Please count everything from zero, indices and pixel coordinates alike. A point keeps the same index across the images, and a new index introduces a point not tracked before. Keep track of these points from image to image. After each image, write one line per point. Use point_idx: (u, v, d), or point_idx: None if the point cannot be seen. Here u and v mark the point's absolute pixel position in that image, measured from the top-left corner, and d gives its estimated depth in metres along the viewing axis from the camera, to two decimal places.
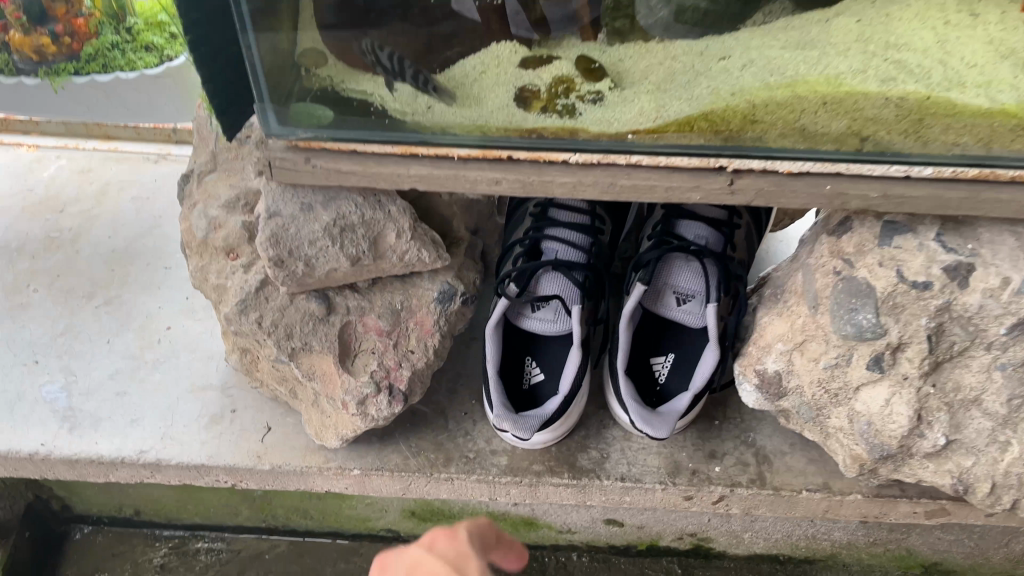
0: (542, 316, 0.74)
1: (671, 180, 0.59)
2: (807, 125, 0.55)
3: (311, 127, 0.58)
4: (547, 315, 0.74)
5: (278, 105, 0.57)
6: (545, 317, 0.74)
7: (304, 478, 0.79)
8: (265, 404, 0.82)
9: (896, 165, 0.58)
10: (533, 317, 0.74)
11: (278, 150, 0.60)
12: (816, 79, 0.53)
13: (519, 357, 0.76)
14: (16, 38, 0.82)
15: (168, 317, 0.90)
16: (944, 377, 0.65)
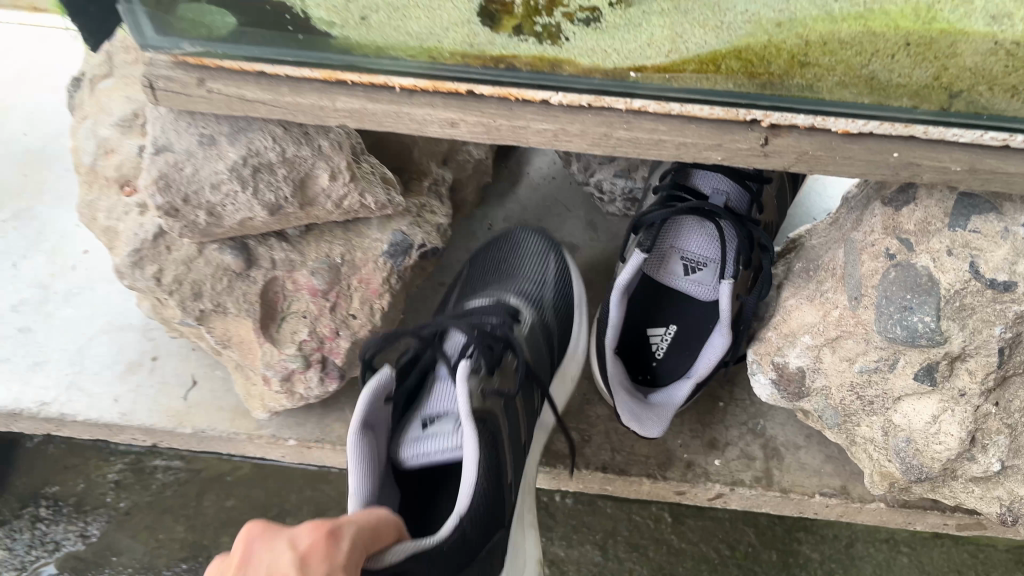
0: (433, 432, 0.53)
1: (687, 136, 0.44)
2: (879, 74, 0.40)
3: (197, 39, 0.43)
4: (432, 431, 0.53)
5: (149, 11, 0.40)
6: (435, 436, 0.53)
7: (234, 444, 0.68)
8: (193, 353, 0.70)
9: (992, 132, 0.43)
10: (422, 444, 0.53)
11: (161, 66, 0.44)
12: (901, 10, 0.37)
13: (421, 513, 0.54)
14: None
15: (86, 238, 0.76)
16: (1012, 393, 0.51)
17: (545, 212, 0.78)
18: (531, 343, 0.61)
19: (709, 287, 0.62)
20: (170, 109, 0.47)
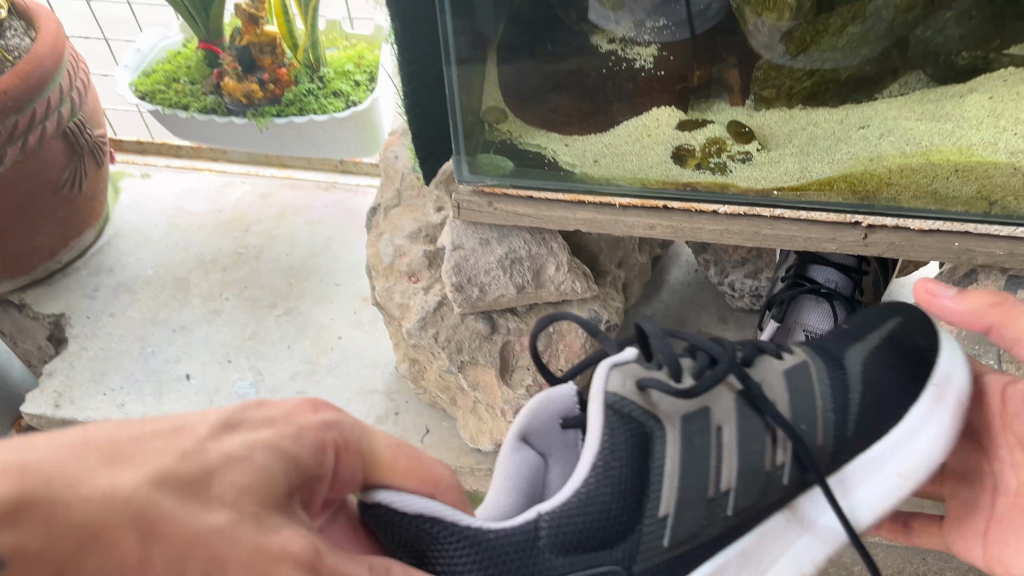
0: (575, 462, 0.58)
1: (810, 233, 0.69)
2: (938, 188, 0.63)
3: (496, 175, 0.71)
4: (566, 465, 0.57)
5: (471, 157, 0.70)
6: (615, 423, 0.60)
7: (457, 477, 0.89)
8: (424, 410, 0.93)
9: (1021, 228, 0.64)
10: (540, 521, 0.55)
11: (466, 194, 0.73)
12: (949, 149, 0.61)
13: None
14: (231, 84, 0.96)
15: (339, 327, 1.03)
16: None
17: (686, 308, 0.99)
18: (786, 378, 0.55)
19: None
20: (464, 222, 0.75)
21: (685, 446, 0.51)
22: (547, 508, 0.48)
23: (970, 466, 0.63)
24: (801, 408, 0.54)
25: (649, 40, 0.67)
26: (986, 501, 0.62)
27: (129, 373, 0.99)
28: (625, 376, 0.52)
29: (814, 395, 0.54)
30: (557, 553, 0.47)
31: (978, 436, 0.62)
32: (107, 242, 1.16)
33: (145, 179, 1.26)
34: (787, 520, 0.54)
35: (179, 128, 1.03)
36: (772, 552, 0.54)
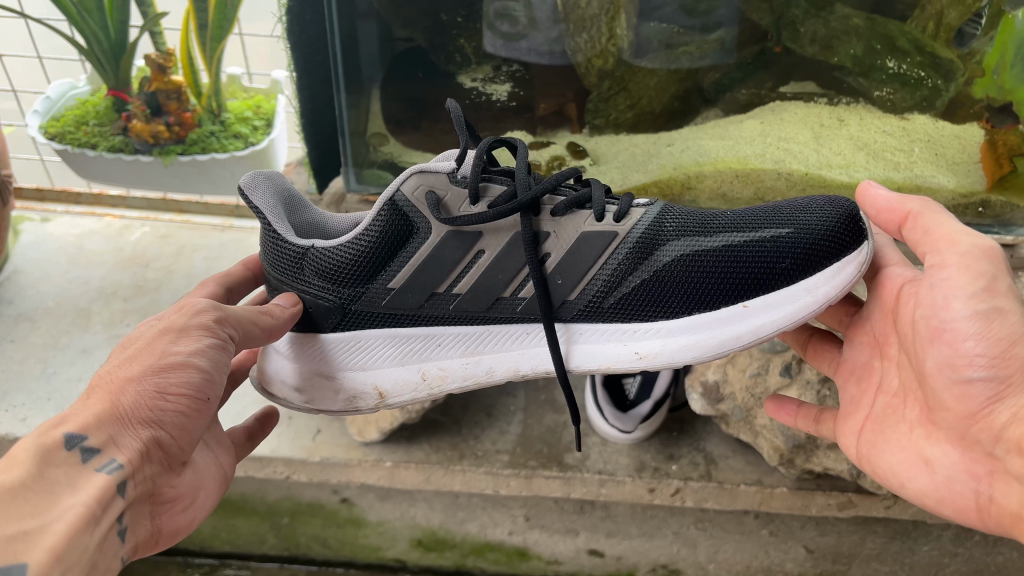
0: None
1: None
2: (726, 191, 0.83)
3: (379, 185, 0.92)
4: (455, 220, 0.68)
5: (357, 168, 0.91)
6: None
7: (345, 470, 0.99)
8: (316, 414, 1.03)
9: None
10: None
11: (353, 201, 0.92)
12: (729, 160, 0.82)
13: None
14: (139, 125, 1.07)
15: None
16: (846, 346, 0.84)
17: None
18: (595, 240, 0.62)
19: None
20: None
21: (435, 251, 0.63)
22: (319, 245, 0.63)
23: (863, 361, 0.68)
24: (566, 266, 0.62)
25: (504, 85, 0.85)
26: (868, 400, 0.66)
27: (30, 392, 1.03)
28: (419, 184, 0.62)
29: (593, 260, 0.62)
30: (324, 281, 0.64)
31: (877, 338, 0.66)
32: (8, 278, 1.22)
33: (46, 223, 1.33)
34: (530, 332, 0.64)
35: (87, 166, 1.14)
36: (494, 348, 0.64)
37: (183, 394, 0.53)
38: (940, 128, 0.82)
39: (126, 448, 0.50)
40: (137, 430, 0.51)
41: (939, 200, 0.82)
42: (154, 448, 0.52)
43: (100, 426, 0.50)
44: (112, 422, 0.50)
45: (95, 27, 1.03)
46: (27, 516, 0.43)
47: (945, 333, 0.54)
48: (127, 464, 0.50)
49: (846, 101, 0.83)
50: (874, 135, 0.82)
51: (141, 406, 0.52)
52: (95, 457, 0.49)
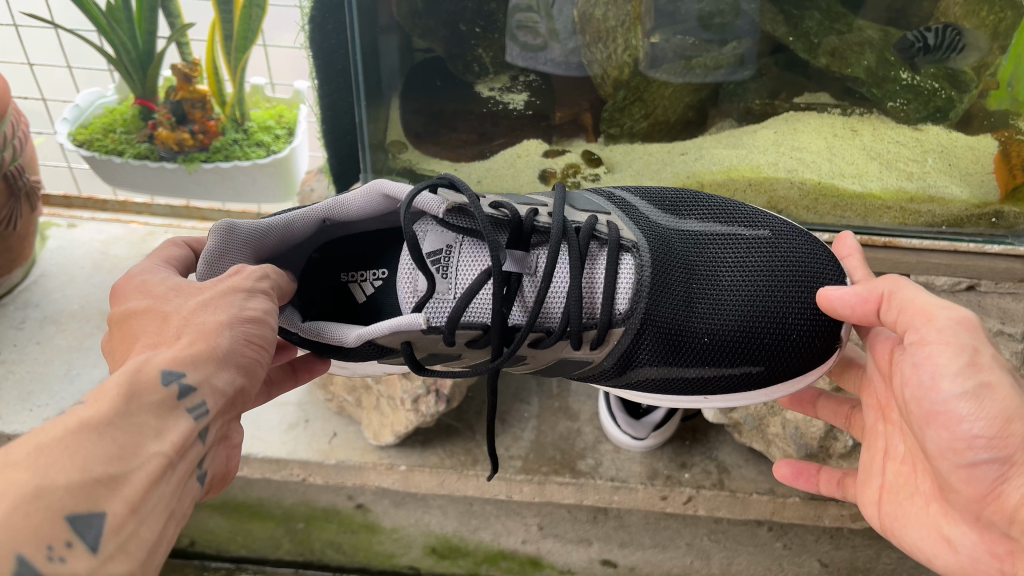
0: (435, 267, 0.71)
1: None
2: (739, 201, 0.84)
3: None
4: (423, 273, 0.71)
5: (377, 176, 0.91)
6: (465, 250, 0.72)
7: (360, 473, 1.00)
8: (333, 417, 1.05)
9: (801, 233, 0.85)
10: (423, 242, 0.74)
11: None
12: (743, 167, 0.83)
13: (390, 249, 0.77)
14: (166, 133, 1.11)
15: None
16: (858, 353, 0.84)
17: None
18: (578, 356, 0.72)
19: None
20: None
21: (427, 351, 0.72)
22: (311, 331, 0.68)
23: (869, 425, 0.69)
24: (552, 363, 0.74)
25: (521, 94, 0.87)
26: (879, 468, 0.67)
27: (54, 392, 1.06)
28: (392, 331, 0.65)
29: (577, 362, 0.73)
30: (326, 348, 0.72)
31: (881, 404, 0.68)
32: (34, 282, 1.24)
33: (72, 229, 1.36)
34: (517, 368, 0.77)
35: (113, 172, 1.17)
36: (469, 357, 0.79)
37: (261, 348, 0.55)
38: (956, 139, 0.81)
39: (215, 391, 0.50)
40: (227, 371, 0.52)
41: (953, 210, 0.83)
42: (236, 393, 0.53)
43: (198, 365, 0.49)
44: (210, 360, 0.50)
45: (124, 38, 1.07)
46: (113, 461, 0.42)
47: (940, 415, 0.52)
48: (214, 406, 0.50)
49: (860, 112, 0.84)
50: (887, 146, 0.83)
51: (234, 350, 0.53)
52: (190, 396, 0.48)
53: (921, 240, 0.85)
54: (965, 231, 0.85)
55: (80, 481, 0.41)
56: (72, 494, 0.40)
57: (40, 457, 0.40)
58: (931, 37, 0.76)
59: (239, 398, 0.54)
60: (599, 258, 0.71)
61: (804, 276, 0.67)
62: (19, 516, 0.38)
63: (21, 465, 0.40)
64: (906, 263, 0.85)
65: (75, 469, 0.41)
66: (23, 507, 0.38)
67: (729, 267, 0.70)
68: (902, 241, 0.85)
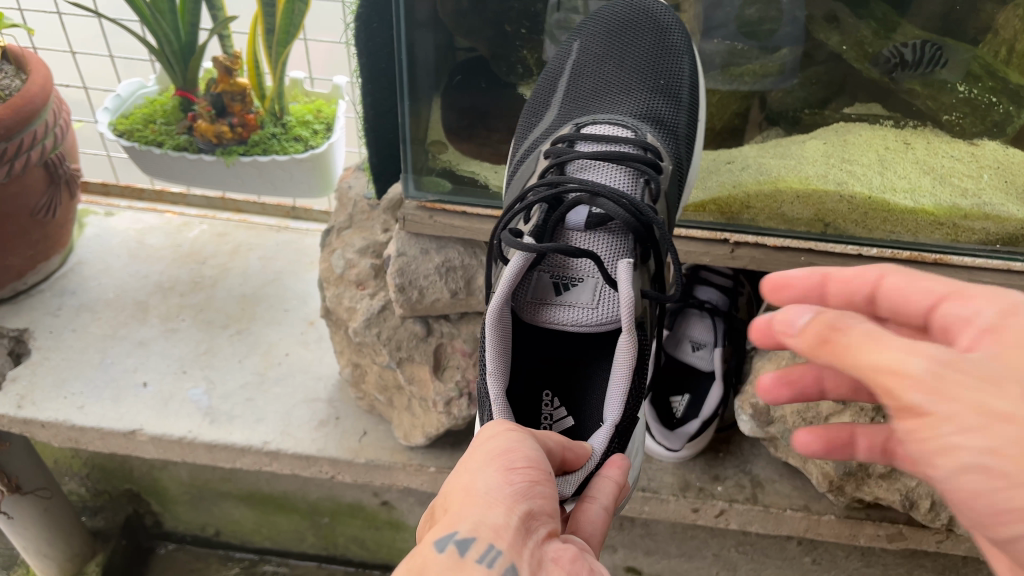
0: (572, 302, 0.70)
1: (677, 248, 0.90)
2: (786, 211, 0.82)
3: (437, 192, 0.91)
4: (584, 301, 0.70)
5: (416, 175, 0.91)
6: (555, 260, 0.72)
7: (389, 473, 1.00)
8: (362, 416, 1.05)
9: (849, 246, 0.85)
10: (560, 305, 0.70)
11: (412, 208, 0.92)
12: (791, 179, 0.79)
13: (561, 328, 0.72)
14: (205, 125, 1.10)
15: (286, 346, 1.15)
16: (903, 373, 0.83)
17: None
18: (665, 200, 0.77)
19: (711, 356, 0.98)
20: (407, 233, 0.94)
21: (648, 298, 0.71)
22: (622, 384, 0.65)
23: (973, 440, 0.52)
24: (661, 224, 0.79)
25: None
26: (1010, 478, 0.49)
27: (89, 380, 1.06)
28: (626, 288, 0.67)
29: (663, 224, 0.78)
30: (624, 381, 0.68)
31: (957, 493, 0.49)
32: (72, 268, 1.25)
33: (109, 217, 1.36)
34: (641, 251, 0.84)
35: (151, 163, 1.16)
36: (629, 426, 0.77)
37: (536, 473, 0.49)
38: (1011, 155, 0.77)
39: (496, 530, 0.45)
40: (508, 500, 0.46)
41: (1007, 228, 0.79)
42: (530, 518, 0.46)
43: (467, 518, 0.46)
44: (481, 505, 0.46)
45: (167, 28, 1.06)
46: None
47: (963, 468, 0.41)
48: (510, 542, 0.44)
49: (913, 124, 0.80)
50: (941, 160, 0.78)
51: (503, 487, 0.47)
52: (468, 551, 0.44)
53: (974, 258, 0.83)
54: (1018, 252, 0.82)
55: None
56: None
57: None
58: (908, 53, 0.74)
59: (541, 522, 0.47)
60: (593, 148, 0.78)
61: (631, 21, 0.86)
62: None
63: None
64: (957, 282, 0.84)
65: None
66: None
67: (601, 67, 0.86)
68: (952, 258, 0.83)
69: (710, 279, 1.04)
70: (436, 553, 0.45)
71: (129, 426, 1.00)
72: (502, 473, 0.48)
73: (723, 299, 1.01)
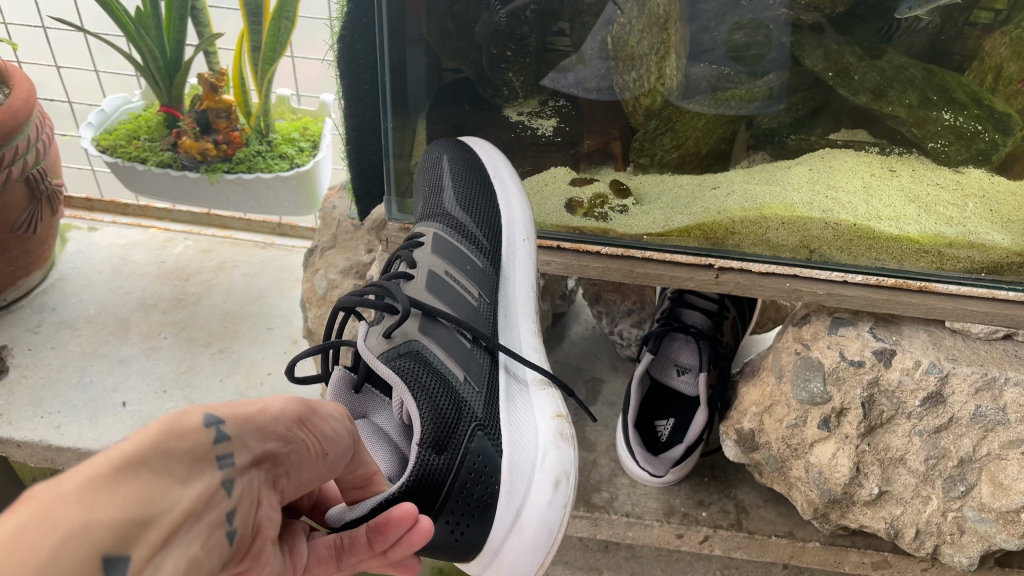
0: None
1: (658, 272, 0.90)
2: (770, 237, 0.83)
3: (420, 215, 0.93)
4: None
5: (399, 198, 0.92)
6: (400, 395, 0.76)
7: None
8: None
9: (834, 272, 0.85)
10: None
11: (395, 229, 0.93)
12: (776, 206, 0.80)
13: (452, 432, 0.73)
14: (189, 142, 1.09)
15: (269, 365, 1.14)
16: (889, 401, 0.82)
17: (584, 358, 1.16)
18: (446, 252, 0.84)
19: (693, 380, 1.00)
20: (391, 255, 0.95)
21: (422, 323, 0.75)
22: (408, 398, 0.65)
23: None
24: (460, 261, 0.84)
25: (550, 120, 0.85)
26: None
27: (67, 399, 1.04)
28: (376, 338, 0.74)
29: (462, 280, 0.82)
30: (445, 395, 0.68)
31: None
32: (52, 284, 1.24)
33: (92, 232, 1.35)
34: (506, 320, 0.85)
35: (135, 179, 1.15)
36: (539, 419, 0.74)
37: (309, 438, 0.42)
38: (996, 183, 0.76)
39: (252, 460, 0.37)
40: (264, 438, 0.38)
41: (993, 256, 0.78)
42: (268, 470, 0.39)
43: (246, 421, 0.37)
44: (251, 423, 0.38)
45: (152, 45, 1.05)
46: (144, 504, 0.29)
47: None
48: (245, 472, 0.36)
49: (898, 151, 0.77)
50: (926, 189, 0.77)
51: (286, 422, 0.40)
52: (229, 446, 0.35)
53: (959, 286, 0.83)
54: (1004, 280, 0.81)
55: (119, 520, 0.28)
56: (115, 534, 0.28)
57: (81, 487, 0.28)
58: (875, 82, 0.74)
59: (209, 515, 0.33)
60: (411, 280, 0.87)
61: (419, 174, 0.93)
62: (59, 561, 0.26)
63: (73, 494, 0.27)
64: (942, 309, 0.84)
65: (116, 506, 0.29)
66: (68, 545, 0.27)
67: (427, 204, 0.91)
68: (937, 286, 0.83)
69: (695, 303, 1.04)
70: (200, 425, 0.34)
71: (106, 447, 0.98)
72: (279, 434, 0.39)
73: (707, 323, 1.02)
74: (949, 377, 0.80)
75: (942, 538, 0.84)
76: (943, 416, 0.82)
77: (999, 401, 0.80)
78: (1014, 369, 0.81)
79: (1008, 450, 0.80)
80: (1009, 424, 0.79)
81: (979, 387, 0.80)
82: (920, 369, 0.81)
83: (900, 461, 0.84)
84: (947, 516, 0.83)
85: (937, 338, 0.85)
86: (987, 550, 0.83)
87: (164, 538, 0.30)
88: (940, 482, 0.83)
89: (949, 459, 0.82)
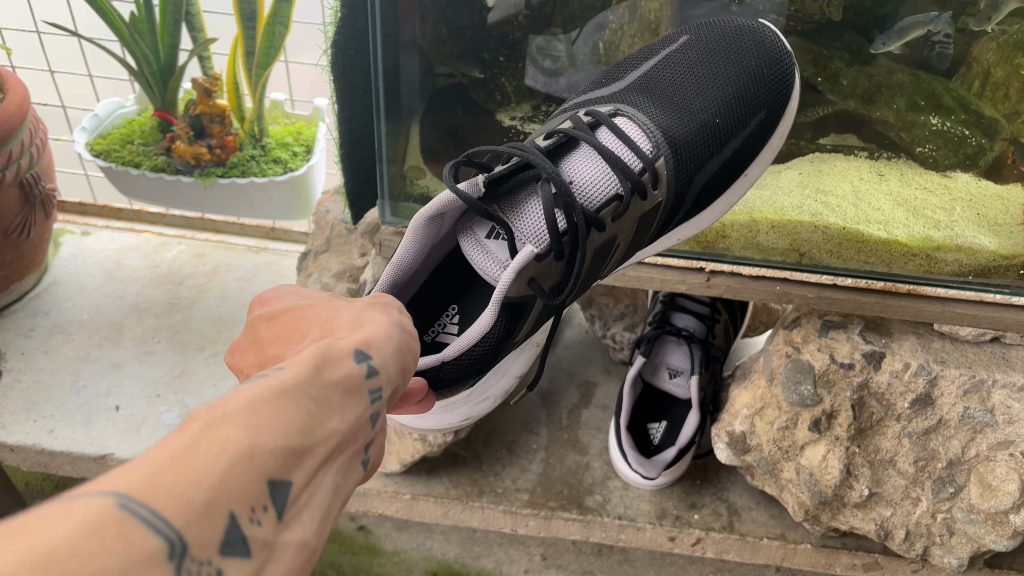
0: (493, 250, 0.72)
1: (647, 273, 0.89)
2: (760, 240, 0.84)
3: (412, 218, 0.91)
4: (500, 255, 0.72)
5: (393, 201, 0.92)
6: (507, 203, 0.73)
7: (364, 499, 0.99)
8: None
9: (824, 275, 0.85)
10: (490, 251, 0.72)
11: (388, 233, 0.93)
12: (765, 210, 0.81)
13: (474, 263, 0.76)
14: (183, 146, 1.09)
15: None
16: (878, 402, 0.84)
17: (577, 360, 1.16)
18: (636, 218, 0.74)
19: (685, 383, 1.00)
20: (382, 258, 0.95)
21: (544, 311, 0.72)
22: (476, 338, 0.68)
23: None
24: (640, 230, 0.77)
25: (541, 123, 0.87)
26: None
27: (60, 404, 1.04)
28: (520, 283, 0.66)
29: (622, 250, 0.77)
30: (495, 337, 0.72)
31: None
32: (46, 289, 1.24)
33: (85, 236, 1.35)
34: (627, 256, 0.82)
35: (128, 184, 1.15)
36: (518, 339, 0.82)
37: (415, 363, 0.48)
38: (984, 188, 0.76)
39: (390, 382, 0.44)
40: (398, 368, 0.45)
41: (979, 259, 0.80)
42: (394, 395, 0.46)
43: (379, 351, 0.44)
44: (387, 355, 0.44)
45: (146, 50, 1.06)
46: (306, 431, 0.35)
47: None
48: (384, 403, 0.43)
49: (886, 156, 0.77)
50: (914, 192, 0.78)
51: (401, 351, 0.46)
52: (372, 378, 0.42)
53: (947, 289, 0.83)
54: (991, 282, 0.82)
55: (281, 447, 0.34)
56: (278, 459, 0.33)
57: (244, 416, 0.33)
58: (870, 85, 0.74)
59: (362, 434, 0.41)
60: (612, 137, 0.75)
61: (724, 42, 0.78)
62: (232, 477, 0.31)
63: (238, 421, 0.33)
64: (930, 312, 0.84)
65: (278, 434, 0.34)
66: (237, 467, 0.32)
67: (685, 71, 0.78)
68: (925, 289, 0.84)
69: (687, 306, 1.04)
70: (346, 361, 0.40)
71: (99, 451, 0.98)
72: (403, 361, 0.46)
73: (699, 327, 1.02)
74: (938, 379, 0.81)
75: (932, 540, 0.85)
76: (931, 418, 0.82)
77: (987, 403, 0.81)
78: (1002, 371, 0.82)
79: (996, 451, 0.81)
80: (998, 426, 0.81)
81: (968, 389, 0.81)
82: (909, 371, 0.82)
83: (890, 463, 0.85)
84: (936, 517, 0.84)
85: (926, 340, 0.86)
86: (976, 551, 0.84)
87: (317, 466, 0.36)
88: (930, 483, 0.84)
89: (938, 461, 0.83)
